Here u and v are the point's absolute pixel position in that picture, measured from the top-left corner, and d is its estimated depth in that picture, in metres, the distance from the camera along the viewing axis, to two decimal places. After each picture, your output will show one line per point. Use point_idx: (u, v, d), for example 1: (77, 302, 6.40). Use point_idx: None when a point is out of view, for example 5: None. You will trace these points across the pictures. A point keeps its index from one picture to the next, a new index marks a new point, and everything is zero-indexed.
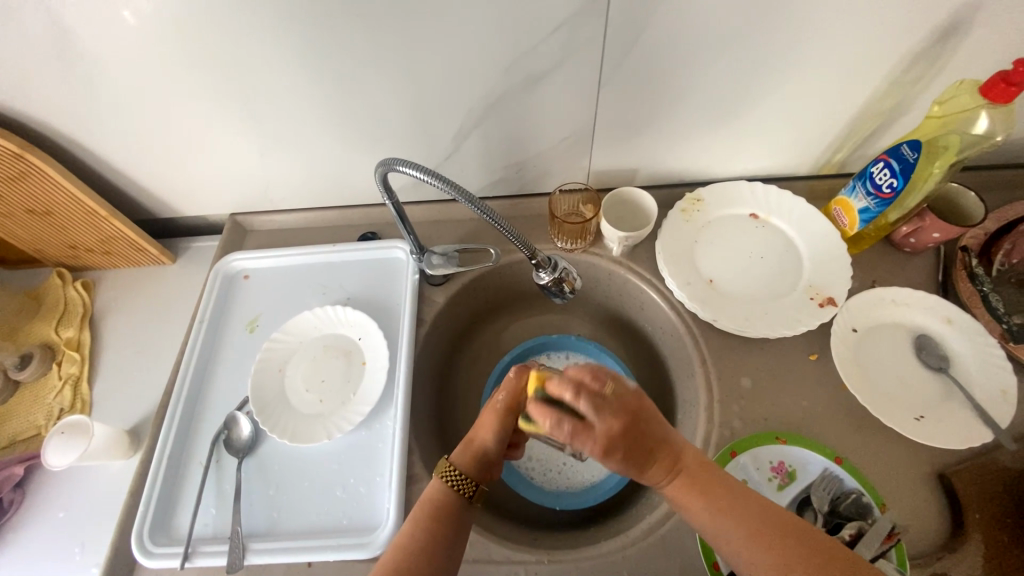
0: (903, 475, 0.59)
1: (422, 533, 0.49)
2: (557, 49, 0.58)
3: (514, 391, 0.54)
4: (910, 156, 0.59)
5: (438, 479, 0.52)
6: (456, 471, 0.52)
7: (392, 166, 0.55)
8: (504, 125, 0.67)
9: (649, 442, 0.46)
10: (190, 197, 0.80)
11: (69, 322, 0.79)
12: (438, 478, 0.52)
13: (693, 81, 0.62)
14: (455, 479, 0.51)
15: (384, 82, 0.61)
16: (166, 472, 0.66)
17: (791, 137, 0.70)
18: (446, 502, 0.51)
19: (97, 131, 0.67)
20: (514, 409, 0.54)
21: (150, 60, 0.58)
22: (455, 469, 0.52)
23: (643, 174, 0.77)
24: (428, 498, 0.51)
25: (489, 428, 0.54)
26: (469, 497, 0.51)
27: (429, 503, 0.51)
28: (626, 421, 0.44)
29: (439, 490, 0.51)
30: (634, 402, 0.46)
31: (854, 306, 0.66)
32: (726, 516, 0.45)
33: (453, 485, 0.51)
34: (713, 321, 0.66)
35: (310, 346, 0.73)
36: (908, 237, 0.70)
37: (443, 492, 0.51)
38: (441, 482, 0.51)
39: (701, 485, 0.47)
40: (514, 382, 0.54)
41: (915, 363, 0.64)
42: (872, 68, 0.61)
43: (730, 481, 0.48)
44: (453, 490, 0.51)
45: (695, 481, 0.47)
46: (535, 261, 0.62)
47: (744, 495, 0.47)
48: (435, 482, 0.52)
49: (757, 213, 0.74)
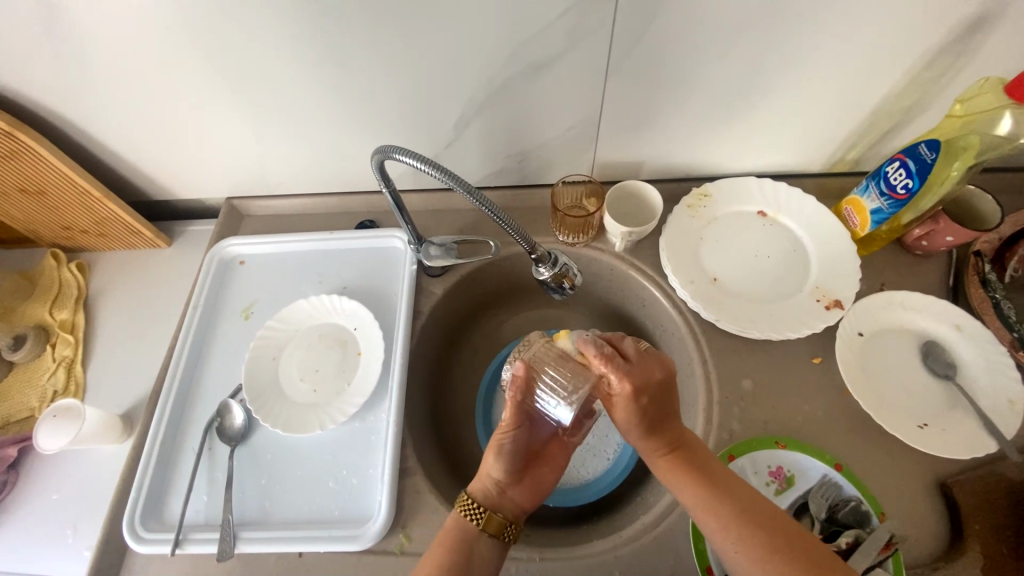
0: (902, 483, 0.58)
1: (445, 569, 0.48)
2: (564, 35, 0.55)
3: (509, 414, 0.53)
4: (927, 156, 0.57)
5: (457, 514, 0.52)
6: (475, 504, 0.52)
7: (390, 155, 0.53)
8: (507, 113, 0.65)
9: (666, 406, 0.53)
10: (187, 180, 0.79)
11: (63, 304, 0.78)
12: (458, 513, 0.52)
13: (704, 73, 0.60)
14: (474, 513, 0.51)
15: (384, 67, 0.59)
16: (159, 458, 0.65)
17: (804, 132, 0.68)
18: (467, 537, 0.51)
19: (89, 110, 0.65)
20: (512, 424, 0.53)
21: (142, 38, 0.56)
22: (474, 501, 0.52)
23: (649, 168, 0.74)
24: (453, 540, 0.50)
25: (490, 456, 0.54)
26: (500, 536, 0.51)
27: (451, 541, 0.51)
28: (651, 374, 0.53)
29: (460, 527, 0.51)
30: (656, 368, 0.53)
31: (861, 309, 0.65)
32: (710, 494, 0.49)
33: (471, 519, 0.51)
34: (715, 321, 0.65)
35: (304, 334, 0.72)
36: (920, 240, 0.68)
37: (463, 529, 0.51)
38: (460, 517, 0.52)
39: (694, 467, 0.51)
40: (512, 401, 0.53)
41: (921, 369, 0.62)
42: (891, 63, 0.58)
43: (722, 469, 0.52)
44: (474, 525, 0.51)
45: (689, 461, 0.51)
46: (535, 256, 0.60)
47: (735, 481, 0.50)
48: (454, 515, 0.52)
49: (765, 211, 0.72)
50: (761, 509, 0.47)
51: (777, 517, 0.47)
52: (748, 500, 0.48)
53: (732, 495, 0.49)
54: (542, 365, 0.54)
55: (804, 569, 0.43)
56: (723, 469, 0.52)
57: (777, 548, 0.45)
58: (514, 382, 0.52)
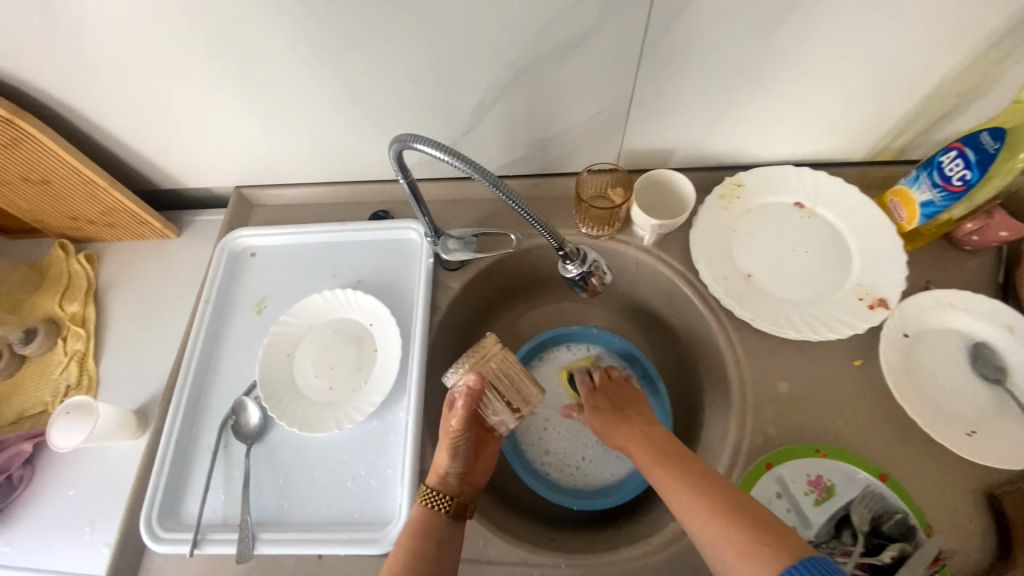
0: (947, 493, 0.55)
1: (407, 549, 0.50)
2: (596, 12, 0.51)
3: (462, 417, 0.55)
4: (990, 146, 0.53)
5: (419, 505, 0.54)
6: (432, 491, 0.53)
7: (409, 144, 0.50)
8: (531, 98, 0.61)
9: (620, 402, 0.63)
10: (194, 168, 0.76)
11: (72, 296, 0.76)
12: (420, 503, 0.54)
13: (745, 55, 0.55)
14: (434, 500, 0.53)
15: (401, 49, 0.55)
16: (175, 456, 0.64)
17: (849, 118, 0.63)
18: (427, 520, 0.52)
19: (91, 95, 0.62)
20: (465, 425, 0.55)
21: (142, 17, 0.53)
22: (435, 491, 0.53)
23: (679, 156, 0.70)
24: (415, 523, 0.52)
25: (444, 453, 0.56)
26: (450, 513, 0.52)
27: (412, 526, 0.52)
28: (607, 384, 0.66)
29: (419, 513, 0.53)
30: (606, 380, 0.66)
31: (906, 309, 0.61)
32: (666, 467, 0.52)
33: (431, 506, 0.53)
34: (750, 320, 0.62)
35: (319, 330, 0.70)
36: (971, 235, 0.64)
37: (423, 513, 0.53)
38: (421, 508, 0.53)
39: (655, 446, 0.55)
40: (463, 410, 0.54)
41: (969, 373, 0.59)
42: (954, 42, 0.53)
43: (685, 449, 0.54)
44: (434, 509, 0.52)
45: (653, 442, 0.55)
46: (563, 252, 0.57)
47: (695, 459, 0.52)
48: (417, 507, 0.53)
49: (803, 202, 0.68)
50: (712, 480, 0.48)
51: (739, 496, 0.47)
52: (709, 478, 0.49)
53: (683, 466, 0.51)
54: (491, 372, 0.56)
55: (744, 530, 0.43)
56: (695, 456, 0.52)
57: (721, 512, 0.45)
58: (468, 391, 0.54)
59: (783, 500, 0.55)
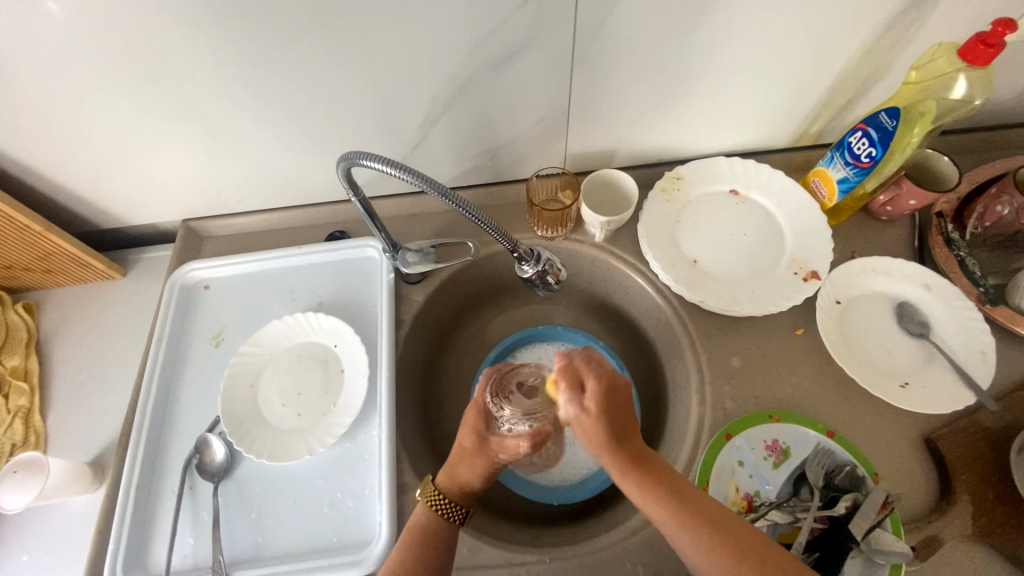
0: (891, 442, 0.59)
1: (407, 547, 0.50)
2: (526, 26, 0.54)
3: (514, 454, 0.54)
4: (888, 124, 0.58)
5: (422, 504, 0.53)
6: (439, 495, 0.52)
7: (357, 162, 0.50)
8: (473, 110, 0.63)
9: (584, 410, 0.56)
10: (138, 204, 0.74)
11: (12, 349, 0.71)
12: (422, 503, 0.53)
13: (668, 57, 0.59)
14: (439, 503, 0.52)
15: (343, 68, 0.56)
16: (136, 504, 0.61)
17: (769, 109, 0.69)
18: (429, 522, 0.52)
19: (19, 136, 0.60)
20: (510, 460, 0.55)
21: (72, 54, 0.52)
22: (440, 494, 0.53)
23: (621, 155, 0.74)
24: (416, 524, 0.52)
25: (473, 474, 0.54)
26: (454, 520, 0.52)
27: (413, 523, 0.52)
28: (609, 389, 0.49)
29: (422, 513, 0.52)
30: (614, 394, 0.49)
31: (836, 277, 0.67)
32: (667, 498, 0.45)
33: (438, 510, 0.52)
34: (700, 303, 0.65)
35: (282, 357, 0.68)
36: (885, 206, 0.70)
37: (425, 514, 0.52)
38: (425, 508, 0.52)
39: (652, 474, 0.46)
40: (525, 450, 0.54)
41: (898, 331, 0.64)
42: (848, 35, 0.59)
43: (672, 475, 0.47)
44: (438, 513, 0.52)
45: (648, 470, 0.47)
46: (518, 253, 0.60)
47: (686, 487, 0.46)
48: (421, 508, 0.53)
49: (737, 189, 0.73)
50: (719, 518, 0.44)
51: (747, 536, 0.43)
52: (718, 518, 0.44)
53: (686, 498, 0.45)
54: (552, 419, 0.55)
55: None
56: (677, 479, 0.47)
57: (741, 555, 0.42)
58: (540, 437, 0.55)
59: (745, 467, 0.58)
